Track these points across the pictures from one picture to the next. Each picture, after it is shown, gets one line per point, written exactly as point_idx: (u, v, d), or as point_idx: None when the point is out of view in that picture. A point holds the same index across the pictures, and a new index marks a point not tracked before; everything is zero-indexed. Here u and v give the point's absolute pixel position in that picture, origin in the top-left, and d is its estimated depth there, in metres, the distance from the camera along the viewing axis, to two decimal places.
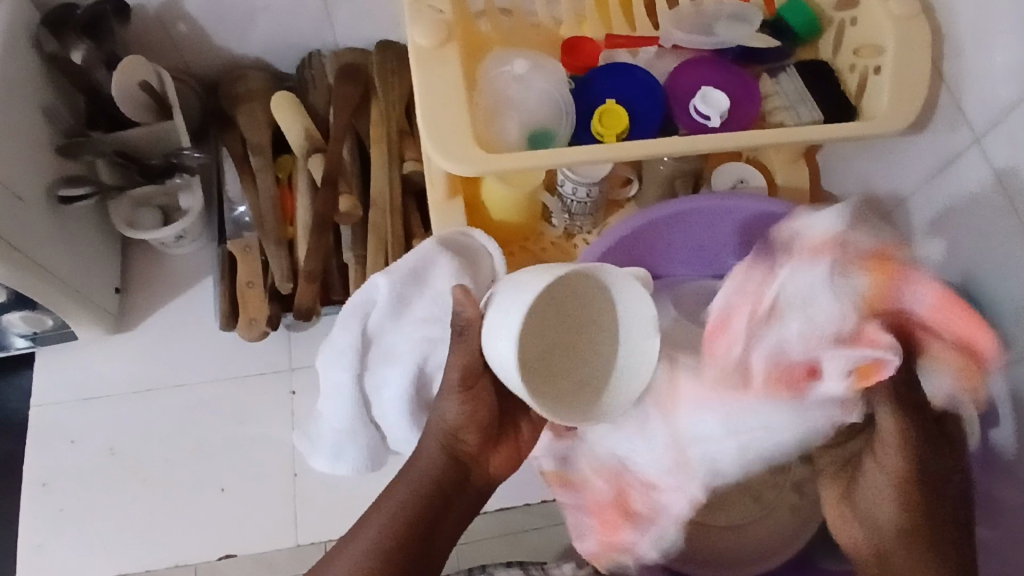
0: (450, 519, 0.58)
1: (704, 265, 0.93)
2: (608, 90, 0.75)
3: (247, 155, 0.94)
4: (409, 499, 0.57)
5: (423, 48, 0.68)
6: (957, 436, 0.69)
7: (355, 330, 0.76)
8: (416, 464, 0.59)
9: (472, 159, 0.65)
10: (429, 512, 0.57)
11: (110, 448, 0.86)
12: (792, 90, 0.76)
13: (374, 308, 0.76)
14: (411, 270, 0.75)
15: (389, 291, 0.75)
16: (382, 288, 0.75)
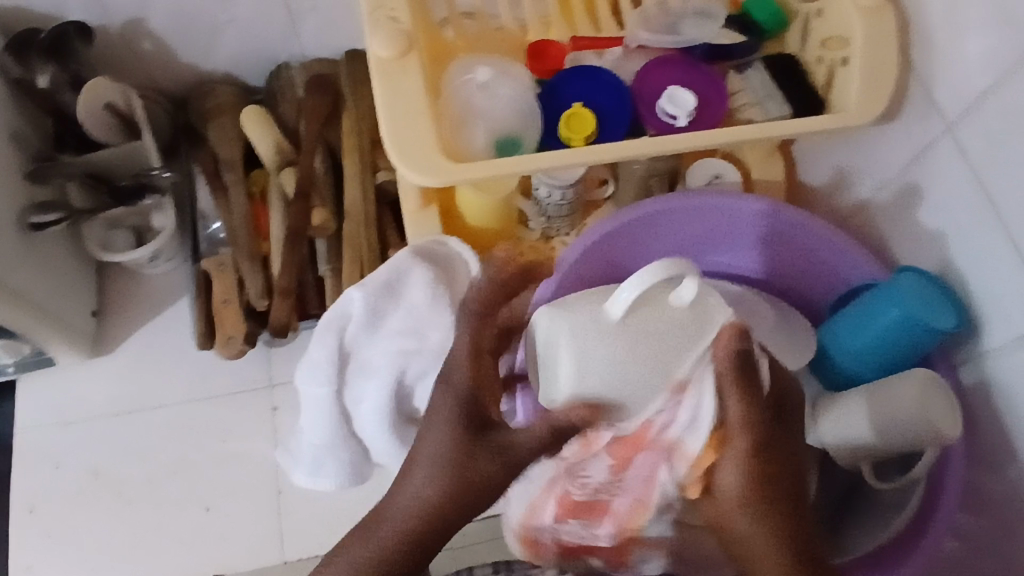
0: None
1: (682, 262, 0.93)
2: (575, 94, 0.74)
3: (219, 171, 0.93)
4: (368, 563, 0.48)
5: (384, 59, 0.67)
6: (940, 429, 0.67)
7: (331, 348, 0.75)
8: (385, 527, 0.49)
9: (437, 171, 0.65)
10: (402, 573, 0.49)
11: (93, 471, 0.86)
12: (760, 85, 0.75)
13: (348, 323, 0.75)
14: (386, 282, 0.73)
15: (364, 305, 0.73)
16: (356, 303, 0.74)
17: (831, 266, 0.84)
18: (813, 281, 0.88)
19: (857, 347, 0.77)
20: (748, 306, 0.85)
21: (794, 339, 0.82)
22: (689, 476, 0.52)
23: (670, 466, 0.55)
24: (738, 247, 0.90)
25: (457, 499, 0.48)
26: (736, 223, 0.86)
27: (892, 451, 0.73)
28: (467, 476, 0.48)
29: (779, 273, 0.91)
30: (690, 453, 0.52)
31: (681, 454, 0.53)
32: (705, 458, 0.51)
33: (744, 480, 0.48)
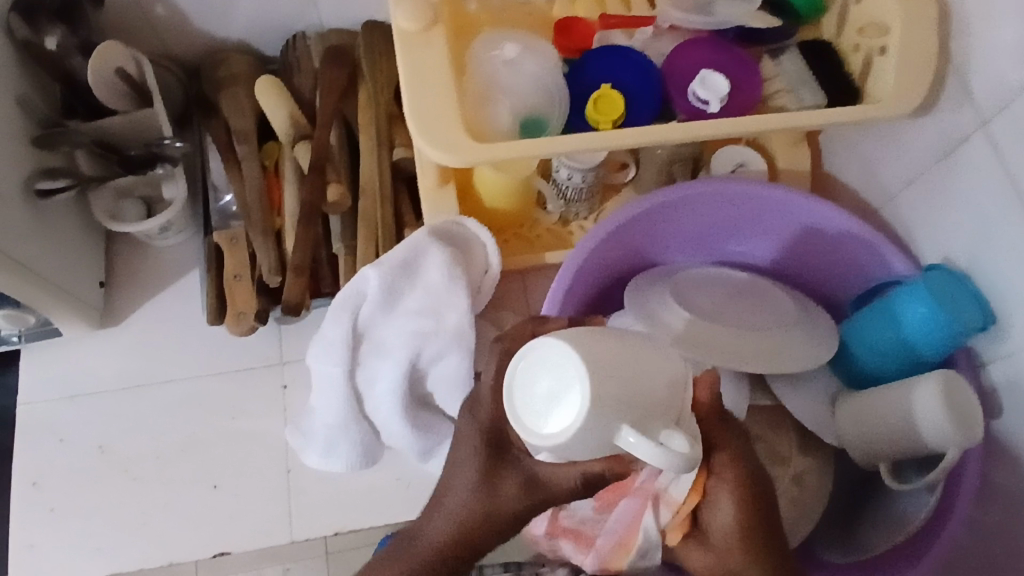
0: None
1: (701, 251, 0.91)
2: (602, 74, 0.71)
3: (231, 144, 0.91)
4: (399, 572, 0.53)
5: (408, 31, 0.64)
6: (956, 429, 0.66)
7: (346, 325, 0.75)
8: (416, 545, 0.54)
9: (461, 150, 0.63)
10: None
11: (99, 446, 0.85)
12: (794, 70, 0.73)
13: (363, 301, 0.75)
14: (402, 262, 0.73)
15: (379, 284, 0.73)
16: (372, 281, 0.74)
17: (853, 259, 0.83)
18: (835, 272, 0.87)
19: (879, 343, 0.76)
20: (767, 298, 0.84)
21: (817, 331, 0.81)
22: (669, 522, 0.57)
23: (653, 511, 0.59)
24: (760, 236, 0.88)
25: (497, 520, 0.52)
26: (759, 213, 0.84)
27: (908, 452, 0.72)
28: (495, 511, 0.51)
29: (799, 264, 0.89)
30: (674, 500, 0.56)
31: (663, 501, 0.58)
32: (689, 500, 0.54)
33: (732, 515, 0.52)
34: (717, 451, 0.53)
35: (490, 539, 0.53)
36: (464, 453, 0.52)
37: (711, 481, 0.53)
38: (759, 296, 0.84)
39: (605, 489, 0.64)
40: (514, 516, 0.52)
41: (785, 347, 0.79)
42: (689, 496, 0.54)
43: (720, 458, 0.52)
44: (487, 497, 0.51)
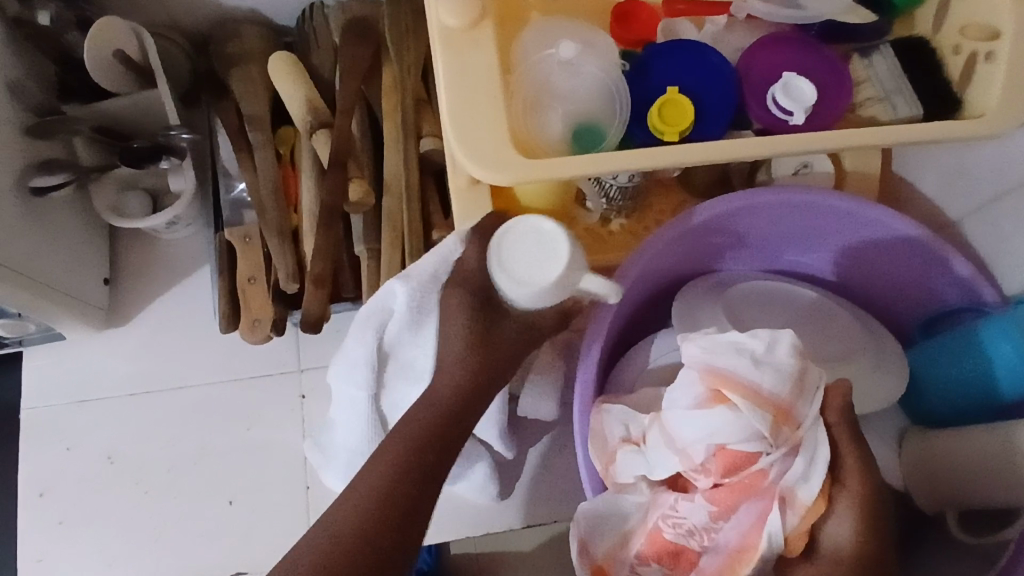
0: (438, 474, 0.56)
1: (755, 260, 0.83)
2: (667, 76, 0.63)
3: (244, 128, 0.83)
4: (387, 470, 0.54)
5: (452, 28, 0.55)
6: None
7: (368, 344, 0.67)
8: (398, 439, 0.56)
9: (509, 166, 0.54)
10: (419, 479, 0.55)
11: (109, 455, 0.80)
12: (887, 74, 0.63)
13: (389, 317, 0.67)
14: (433, 273, 0.64)
15: (406, 299, 0.65)
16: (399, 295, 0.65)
17: (929, 280, 0.75)
18: (914, 290, 0.78)
19: (956, 379, 0.70)
20: (832, 322, 0.76)
21: (886, 361, 0.73)
22: (793, 529, 0.57)
23: (777, 510, 0.57)
24: (824, 247, 0.80)
25: (495, 365, 0.60)
26: (826, 225, 0.76)
27: (978, 504, 0.66)
28: (491, 355, 0.60)
29: (863, 279, 0.81)
30: (802, 504, 0.57)
31: (791, 503, 0.57)
32: (814, 510, 0.57)
33: (850, 528, 0.56)
34: (845, 458, 0.58)
35: (484, 388, 0.60)
36: (449, 311, 0.60)
37: (835, 490, 0.58)
38: (823, 319, 0.77)
39: (722, 487, 0.59)
40: (509, 360, 0.61)
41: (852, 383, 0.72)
42: (816, 502, 0.57)
43: (847, 464, 0.58)
44: (478, 347, 0.60)
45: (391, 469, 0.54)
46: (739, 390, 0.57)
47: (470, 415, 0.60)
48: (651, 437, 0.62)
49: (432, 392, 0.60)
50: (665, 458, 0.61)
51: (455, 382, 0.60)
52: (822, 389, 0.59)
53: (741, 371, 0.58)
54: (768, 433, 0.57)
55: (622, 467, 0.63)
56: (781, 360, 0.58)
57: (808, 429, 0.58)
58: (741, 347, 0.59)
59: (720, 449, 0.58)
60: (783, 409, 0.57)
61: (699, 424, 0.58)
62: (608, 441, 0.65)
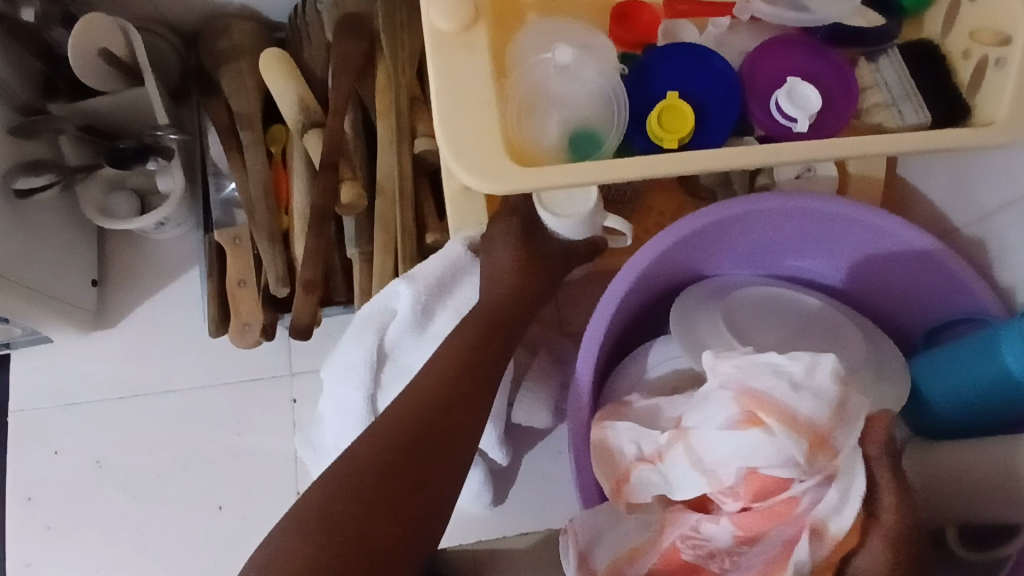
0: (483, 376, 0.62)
1: (757, 266, 0.81)
2: (668, 81, 0.61)
3: (234, 126, 0.81)
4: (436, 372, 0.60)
5: (443, 32, 0.53)
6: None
7: (369, 345, 0.69)
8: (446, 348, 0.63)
9: (507, 176, 0.53)
10: (466, 378, 0.61)
11: (97, 460, 0.80)
12: (896, 79, 0.61)
13: (392, 319, 0.69)
14: (437, 278, 0.68)
15: (411, 301, 0.67)
16: (403, 297, 0.68)
17: (933, 289, 0.74)
18: (918, 298, 0.76)
19: (958, 391, 0.68)
20: (831, 331, 0.75)
21: (886, 374, 0.72)
22: (822, 560, 0.56)
23: (808, 538, 0.56)
24: (827, 254, 0.78)
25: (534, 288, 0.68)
26: (829, 232, 0.74)
27: (981, 519, 0.66)
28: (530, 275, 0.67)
29: (865, 287, 0.80)
30: (834, 537, 0.56)
31: (820, 535, 0.56)
32: (845, 541, 0.56)
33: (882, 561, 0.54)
34: (883, 493, 0.56)
35: (526, 304, 0.67)
36: (496, 237, 0.67)
37: (869, 523, 0.56)
38: (823, 327, 0.76)
39: (749, 511, 0.59)
40: (545, 277, 0.68)
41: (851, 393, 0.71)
42: (849, 534, 0.56)
43: (885, 499, 0.55)
44: (522, 266, 0.66)
45: (441, 373, 0.60)
46: (774, 414, 0.55)
47: (492, 362, 0.63)
48: (672, 456, 0.61)
49: (448, 341, 0.63)
50: (692, 480, 0.60)
51: (469, 330, 0.64)
52: (865, 418, 0.57)
53: (778, 395, 0.56)
54: (802, 461, 0.56)
55: (639, 485, 0.62)
56: (821, 384, 0.56)
57: (846, 457, 0.56)
58: (780, 369, 0.57)
59: (750, 472, 0.57)
60: (818, 437, 0.56)
61: (731, 445, 0.57)
62: (620, 462, 0.64)
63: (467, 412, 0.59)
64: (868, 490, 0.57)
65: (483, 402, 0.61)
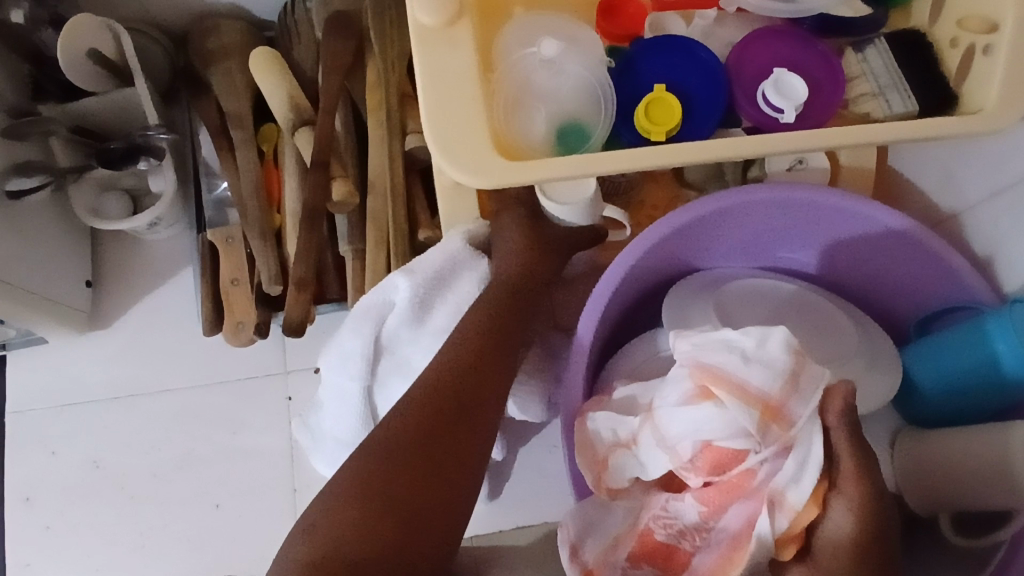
0: (496, 361, 0.63)
1: (750, 256, 0.81)
2: (655, 73, 0.61)
3: (225, 126, 0.81)
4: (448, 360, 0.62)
5: (427, 27, 0.53)
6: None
7: (367, 336, 0.68)
8: (459, 334, 0.64)
9: (495, 172, 0.53)
10: (478, 364, 0.62)
11: (94, 460, 0.80)
12: (882, 68, 0.61)
13: (390, 311, 0.68)
14: (436, 271, 0.67)
15: (408, 294, 0.67)
16: (401, 290, 0.67)
17: (925, 277, 0.74)
18: (910, 287, 0.76)
19: (952, 380, 0.68)
20: (824, 320, 0.75)
21: (879, 362, 0.72)
22: (783, 533, 0.56)
23: (766, 512, 0.57)
24: (819, 244, 0.78)
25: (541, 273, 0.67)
26: (820, 222, 0.74)
27: (975, 507, 0.65)
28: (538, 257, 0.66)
29: (857, 277, 0.80)
30: (792, 508, 0.56)
31: (780, 506, 0.57)
32: (805, 513, 0.56)
33: (847, 525, 0.53)
34: (840, 458, 0.56)
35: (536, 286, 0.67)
36: (504, 220, 0.67)
37: (829, 494, 0.56)
38: (816, 316, 0.76)
39: (712, 486, 0.61)
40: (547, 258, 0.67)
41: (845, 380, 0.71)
42: (808, 506, 0.56)
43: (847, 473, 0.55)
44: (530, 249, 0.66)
45: (453, 360, 0.62)
46: (726, 387, 0.58)
47: (493, 378, 0.62)
48: (643, 438, 0.63)
49: (445, 356, 0.62)
50: (657, 457, 0.62)
51: (467, 345, 0.63)
52: (823, 388, 0.57)
53: (730, 369, 0.58)
54: (755, 432, 0.57)
55: (616, 468, 0.64)
56: (773, 356, 0.58)
57: (802, 428, 0.57)
58: (733, 344, 0.60)
59: (706, 446, 0.59)
60: (769, 408, 0.57)
61: (686, 419, 0.60)
62: (597, 451, 0.65)
63: (469, 434, 0.59)
64: (828, 461, 0.56)
65: (484, 420, 0.61)
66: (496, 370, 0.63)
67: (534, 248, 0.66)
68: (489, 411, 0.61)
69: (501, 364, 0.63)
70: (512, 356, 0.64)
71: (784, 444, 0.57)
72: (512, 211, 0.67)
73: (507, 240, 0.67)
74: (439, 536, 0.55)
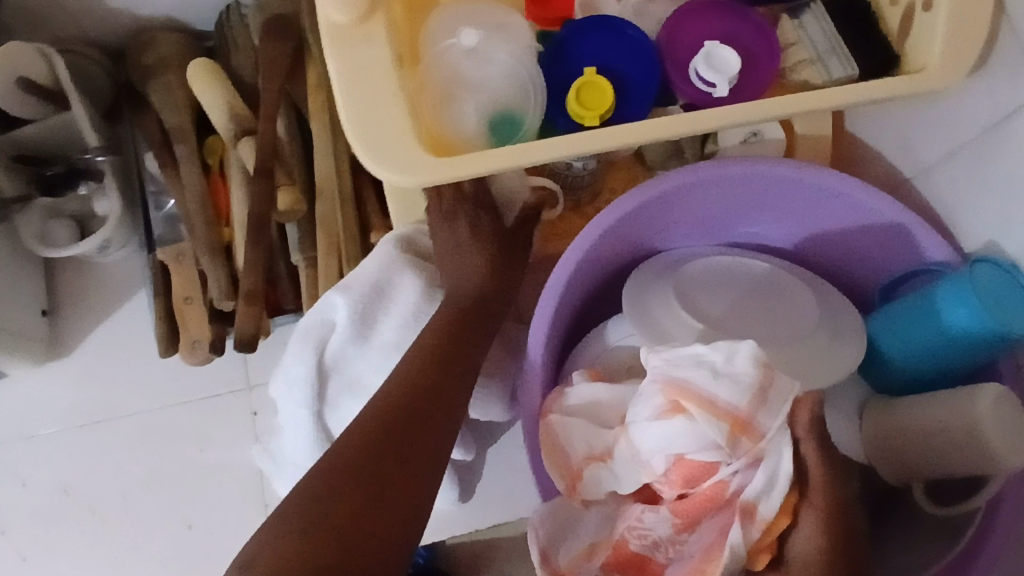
0: (465, 357, 0.61)
1: (709, 235, 0.79)
2: (586, 55, 0.60)
3: (168, 142, 0.80)
4: (414, 359, 0.60)
5: (339, 25, 0.52)
6: (993, 451, 0.59)
7: (310, 360, 0.68)
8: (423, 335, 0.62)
9: (421, 169, 0.51)
10: (445, 359, 0.60)
11: (64, 488, 0.79)
12: (820, 34, 0.60)
13: (332, 332, 0.68)
14: (373, 285, 0.67)
15: (348, 312, 0.67)
16: (341, 309, 0.67)
17: (884, 243, 0.72)
18: (872, 254, 0.75)
19: (915, 347, 0.67)
20: (783, 300, 0.73)
21: (842, 336, 0.71)
22: (755, 544, 0.57)
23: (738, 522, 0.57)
24: (775, 218, 0.76)
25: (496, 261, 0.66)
26: (774, 194, 0.73)
27: (947, 474, 0.64)
28: (488, 244, 0.66)
29: (819, 247, 0.78)
30: (763, 518, 0.57)
31: (752, 516, 0.57)
32: (777, 524, 0.57)
33: (814, 541, 0.55)
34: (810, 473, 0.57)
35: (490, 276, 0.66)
36: (457, 210, 0.67)
37: (800, 505, 0.57)
38: (775, 296, 0.74)
39: (685, 498, 0.60)
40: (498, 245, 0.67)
41: (801, 362, 0.70)
42: (777, 519, 0.57)
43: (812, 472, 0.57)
44: (482, 238, 0.66)
45: (419, 360, 0.60)
46: (695, 401, 0.57)
47: (462, 375, 0.60)
48: (617, 453, 0.62)
49: (411, 355, 0.60)
50: (630, 471, 0.62)
51: (422, 359, 0.60)
52: (791, 400, 0.58)
53: (700, 383, 0.58)
54: (724, 445, 0.57)
55: (590, 480, 0.63)
56: (741, 370, 0.57)
57: (771, 439, 0.57)
58: (702, 358, 0.59)
59: (677, 460, 0.59)
60: (739, 422, 0.57)
61: (658, 434, 0.59)
62: (570, 461, 0.64)
63: (441, 428, 0.57)
64: (797, 473, 0.58)
65: (441, 437, 0.57)
66: (466, 366, 0.61)
67: (490, 241, 0.66)
68: (460, 409, 0.59)
69: (470, 358, 0.61)
70: (479, 351, 0.62)
71: (752, 456, 0.57)
72: (466, 207, 0.67)
73: (459, 228, 0.67)
74: (387, 565, 0.51)
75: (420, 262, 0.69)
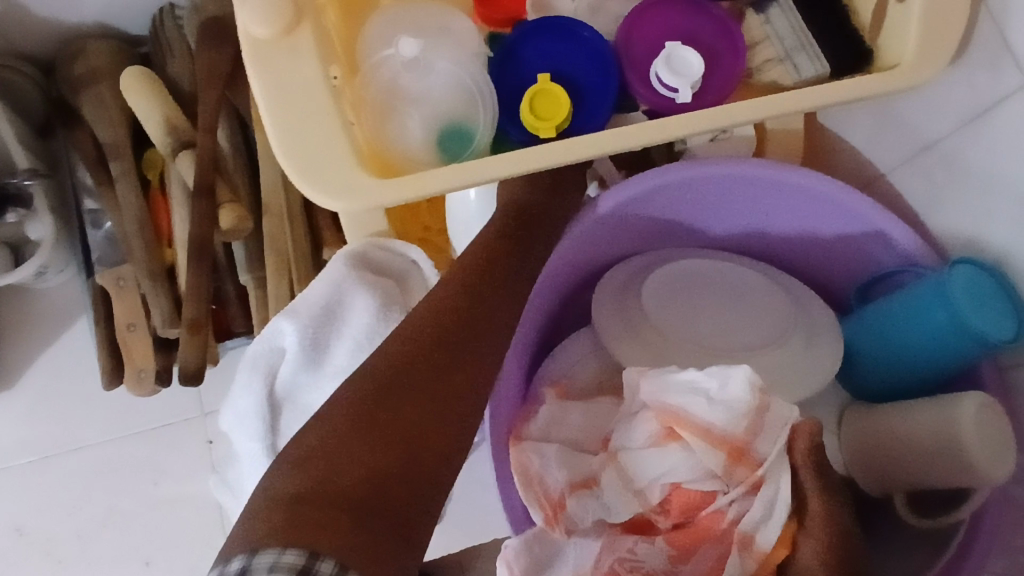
0: (482, 310, 0.56)
1: (681, 238, 0.76)
2: (539, 61, 0.56)
3: (104, 158, 0.75)
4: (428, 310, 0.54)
5: (263, 41, 0.47)
6: (973, 461, 0.57)
7: (259, 390, 0.64)
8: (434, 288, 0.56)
9: (362, 192, 0.47)
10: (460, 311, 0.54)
11: (15, 528, 0.75)
12: (788, 29, 0.56)
13: (283, 359, 0.65)
14: (323, 306, 0.64)
15: (297, 338, 0.63)
16: (288, 334, 0.64)
17: (859, 244, 0.70)
18: (847, 255, 0.72)
19: (896, 351, 0.65)
20: (755, 306, 0.70)
21: (817, 343, 0.68)
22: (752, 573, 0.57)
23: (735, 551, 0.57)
24: (748, 219, 0.73)
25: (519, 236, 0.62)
26: (745, 195, 0.69)
27: (930, 486, 0.61)
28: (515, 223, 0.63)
29: (793, 249, 0.75)
30: (762, 549, 0.56)
31: (749, 548, 0.57)
32: (775, 554, 0.57)
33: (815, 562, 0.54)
34: (809, 499, 0.56)
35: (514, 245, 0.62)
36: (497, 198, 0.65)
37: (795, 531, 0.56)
38: (746, 302, 0.71)
39: (681, 528, 0.60)
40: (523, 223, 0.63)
41: (773, 373, 0.67)
42: (775, 548, 0.57)
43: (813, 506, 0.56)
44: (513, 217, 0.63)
45: (432, 310, 0.54)
46: (692, 430, 0.59)
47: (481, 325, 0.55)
48: (605, 480, 0.61)
49: (423, 306, 0.55)
50: (621, 501, 0.61)
51: (454, 287, 0.56)
52: (790, 427, 0.57)
53: (695, 411, 0.59)
54: (720, 472, 0.59)
55: (575, 510, 0.60)
56: (734, 396, 0.58)
57: (769, 467, 0.57)
58: (697, 385, 0.60)
59: (675, 488, 0.60)
60: (740, 452, 0.58)
61: (656, 462, 0.60)
62: (552, 491, 0.61)
63: (462, 378, 0.51)
64: (795, 499, 0.57)
65: (466, 398, 0.51)
66: (485, 318, 0.55)
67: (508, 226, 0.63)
68: (482, 360, 0.53)
69: (488, 311, 0.56)
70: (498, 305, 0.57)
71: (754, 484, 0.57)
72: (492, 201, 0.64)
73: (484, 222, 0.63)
74: (416, 513, 0.44)
75: (374, 277, 0.66)
